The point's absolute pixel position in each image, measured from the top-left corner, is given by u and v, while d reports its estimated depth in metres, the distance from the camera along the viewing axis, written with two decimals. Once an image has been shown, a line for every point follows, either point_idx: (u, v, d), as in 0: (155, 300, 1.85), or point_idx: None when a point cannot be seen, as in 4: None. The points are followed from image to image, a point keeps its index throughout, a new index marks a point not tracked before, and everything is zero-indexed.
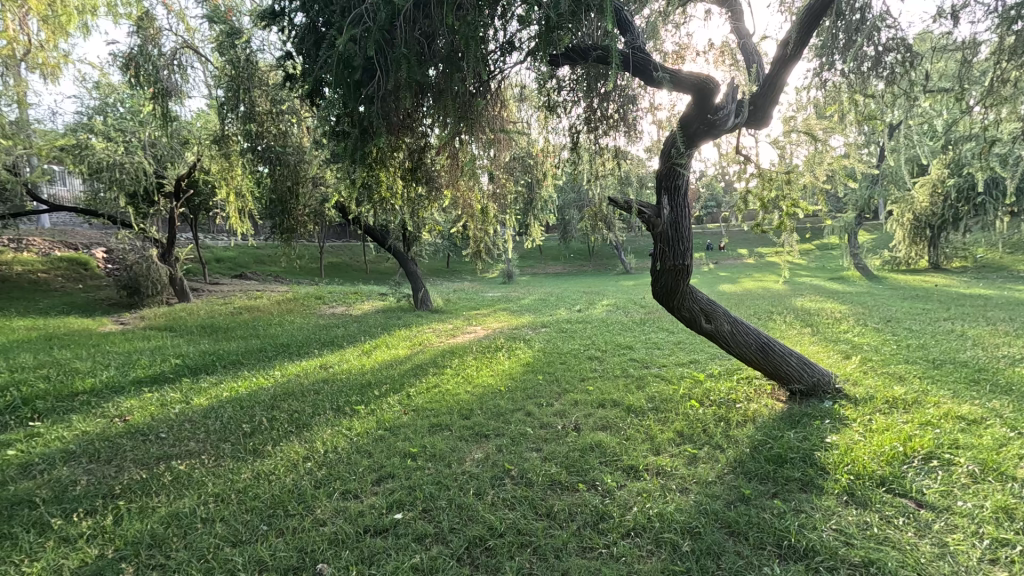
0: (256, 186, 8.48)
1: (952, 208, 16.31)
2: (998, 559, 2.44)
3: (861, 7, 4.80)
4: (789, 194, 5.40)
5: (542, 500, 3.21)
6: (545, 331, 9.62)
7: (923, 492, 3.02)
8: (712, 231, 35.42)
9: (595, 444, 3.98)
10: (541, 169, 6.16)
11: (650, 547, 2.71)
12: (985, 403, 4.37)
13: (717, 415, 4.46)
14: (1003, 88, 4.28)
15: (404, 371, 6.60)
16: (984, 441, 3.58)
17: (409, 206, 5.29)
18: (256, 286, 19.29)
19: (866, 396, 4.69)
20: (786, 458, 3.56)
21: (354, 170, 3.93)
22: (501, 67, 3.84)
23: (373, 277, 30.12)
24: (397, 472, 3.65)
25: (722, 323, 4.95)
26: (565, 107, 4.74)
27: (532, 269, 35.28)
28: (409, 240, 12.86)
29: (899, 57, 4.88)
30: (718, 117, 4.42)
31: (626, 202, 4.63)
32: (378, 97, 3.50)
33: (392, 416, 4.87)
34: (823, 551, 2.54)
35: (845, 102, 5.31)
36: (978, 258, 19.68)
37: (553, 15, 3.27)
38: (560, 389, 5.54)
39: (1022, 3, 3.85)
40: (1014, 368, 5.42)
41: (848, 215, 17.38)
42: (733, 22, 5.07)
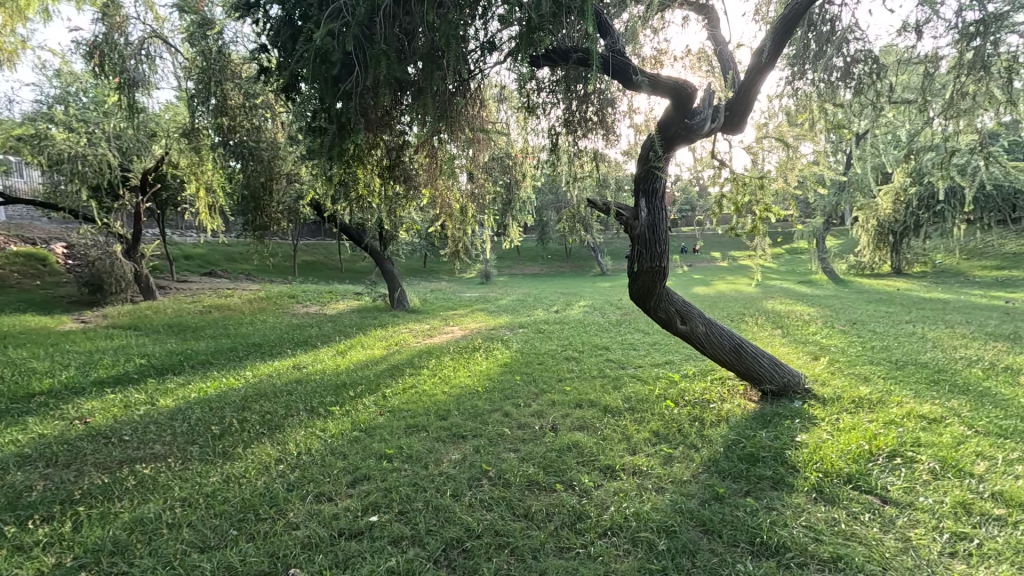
0: (227, 181, 8.28)
1: (913, 215, 16.99)
2: (957, 552, 2.55)
3: (831, 19, 4.97)
4: (761, 199, 5.54)
5: (519, 500, 3.21)
6: (523, 331, 9.67)
7: (887, 489, 3.13)
8: (686, 234, 36.12)
9: (572, 444, 4.00)
10: (519, 170, 6.18)
11: (627, 546, 2.73)
12: (944, 403, 4.57)
13: (691, 415, 4.54)
14: (962, 101, 4.48)
15: (380, 372, 6.53)
16: (944, 439, 3.73)
17: (386, 205, 5.24)
18: (226, 284, 18.77)
19: (833, 396, 4.84)
20: (757, 457, 3.65)
21: (331, 167, 3.87)
22: (481, 67, 3.83)
23: (349, 276, 29.72)
24: (372, 474, 3.60)
25: (697, 324, 5.04)
26: (545, 109, 4.76)
27: (510, 270, 35.39)
28: (386, 239, 12.72)
29: (866, 69, 5.06)
30: (694, 122, 4.49)
31: (605, 203, 4.67)
32: (356, 94, 3.44)
33: (368, 417, 4.81)
34: (793, 548, 2.61)
35: (815, 111, 5.48)
36: (937, 263, 20.56)
37: (534, 17, 3.28)
38: (538, 389, 5.56)
39: (981, 20, 4.04)
40: (970, 369, 5.67)
41: (816, 220, 17.96)
42: (710, 29, 5.18)
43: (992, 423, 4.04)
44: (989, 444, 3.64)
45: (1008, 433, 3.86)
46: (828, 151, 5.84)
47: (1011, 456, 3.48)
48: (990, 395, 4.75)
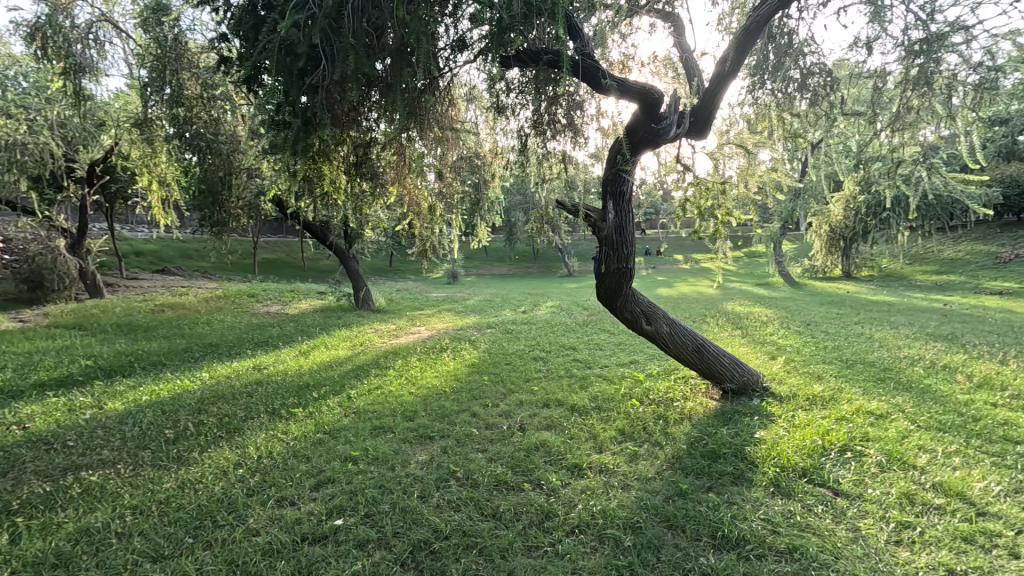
0: (183, 174, 7.94)
1: (862, 222, 17.77)
2: (902, 540, 2.70)
3: (789, 32, 5.19)
4: (723, 204, 5.71)
5: (487, 500, 3.20)
6: (490, 332, 9.65)
7: (839, 482, 3.29)
8: (650, 237, 36.99)
9: (540, 444, 4.02)
10: (488, 170, 6.18)
11: (594, 543, 2.77)
12: (890, 399, 4.83)
13: (656, 413, 4.64)
14: (907, 115, 4.75)
15: (345, 372, 6.39)
16: (890, 434, 3.95)
17: (353, 202, 5.13)
18: (180, 281, 17.96)
19: (789, 394, 5.05)
20: (719, 453, 3.76)
21: (295, 163, 3.76)
22: (451, 65, 3.81)
23: (311, 275, 28.98)
24: (337, 477, 3.52)
25: (661, 325, 5.15)
26: (514, 109, 4.75)
27: (477, 270, 35.28)
28: (351, 238, 12.47)
29: (821, 81, 5.30)
30: (661, 126, 4.59)
31: (574, 204, 4.73)
32: (322, 88, 3.37)
33: (332, 419, 4.70)
34: (753, 540, 2.70)
35: (773, 120, 5.70)
36: (884, 268, 21.72)
37: (505, 18, 3.30)
38: (506, 389, 5.57)
39: (925, 39, 4.30)
40: (913, 367, 6.02)
41: (774, 225, 18.70)
42: (676, 37, 5.32)
43: (932, 418, 4.30)
44: (930, 438, 3.87)
45: (946, 427, 4.12)
46: (785, 158, 6.08)
47: (950, 449, 3.71)
48: (931, 391, 5.05)
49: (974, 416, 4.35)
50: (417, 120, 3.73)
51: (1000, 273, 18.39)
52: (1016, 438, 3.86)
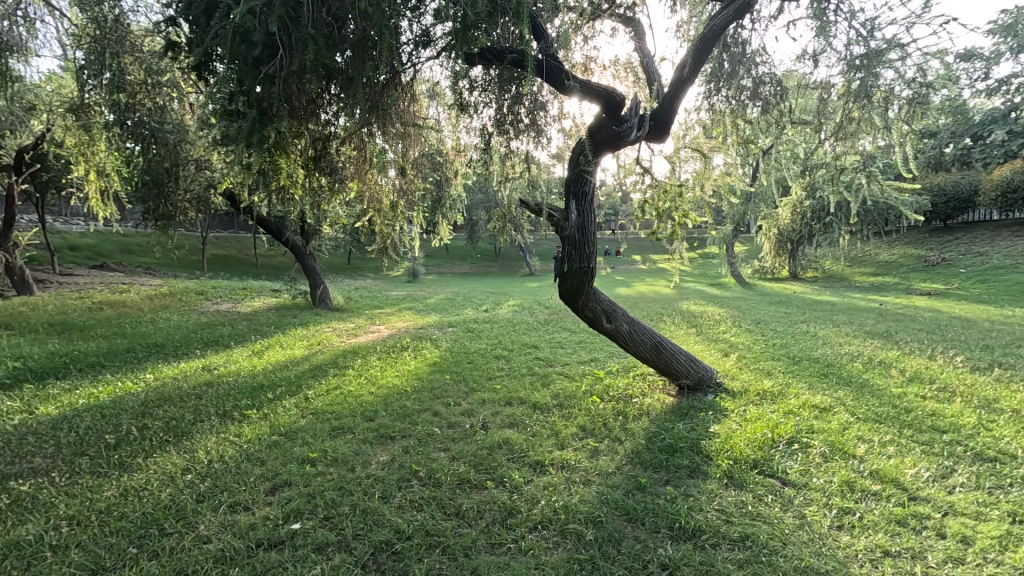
0: (125, 163, 7.48)
1: (808, 226, 18.98)
2: (844, 525, 2.86)
3: (742, 41, 5.39)
4: (680, 206, 5.89)
5: (450, 499, 3.18)
6: (452, 331, 9.59)
7: (787, 472, 3.45)
8: (610, 237, 37.72)
9: (502, 441, 4.02)
10: (450, 168, 6.13)
11: (556, 538, 2.80)
12: (832, 394, 5.11)
13: (616, 409, 4.74)
14: (848, 125, 5.03)
15: (302, 372, 6.20)
16: (833, 426, 4.19)
17: (310, 198, 4.97)
18: (121, 278, 16.93)
19: (741, 390, 5.26)
20: (676, 448, 3.87)
21: (251, 156, 3.62)
22: (414, 60, 3.77)
23: (265, 272, 27.93)
24: (294, 479, 3.42)
25: (621, 324, 5.25)
26: (476, 108, 4.70)
27: (439, 268, 34.98)
28: (309, 234, 12.09)
29: (772, 90, 5.54)
30: (622, 129, 4.67)
31: (537, 204, 4.76)
32: (280, 78, 3.26)
33: (288, 420, 4.56)
34: (707, 530, 2.80)
35: (728, 126, 5.92)
36: (827, 270, 22.92)
37: (469, 15, 3.30)
38: (468, 388, 5.55)
39: (865, 55, 4.58)
40: (854, 363, 6.40)
41: (727, 227, 19.45)
42: (636, 42, 5.44)
43: (870, 411, 4.59)
44: (868, 429, 4.13)
45: (882, 419, 4.40)
46: (738, 163, 6.31)
47: (885, 438, 3.96)
48: (869, 385, 5.39)
49: (906, 408, 4.67)
50: (379, 115, 3.66)
51: (929, 275, 19.79)
52: (943, 427, 4.17)
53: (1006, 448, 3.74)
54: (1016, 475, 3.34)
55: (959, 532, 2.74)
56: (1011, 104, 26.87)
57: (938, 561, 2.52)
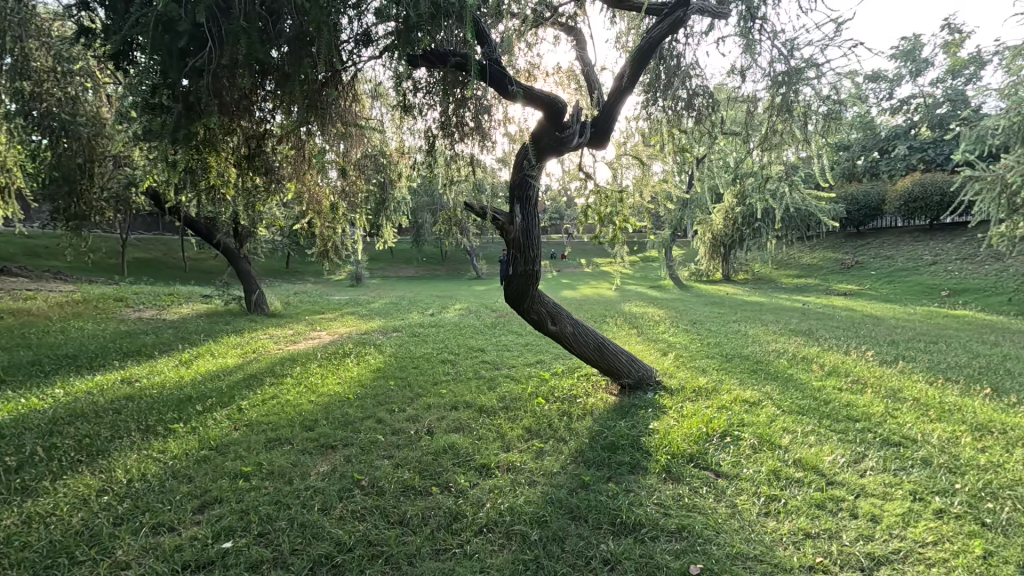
0: (28, 157, 6.85)
1: (738, 230, 20.15)
2: (770, 511, 3.05)
3: (677, 55, 5.66)
4: (621, 211, 6.11)
5: (394, 507, 3.11)
6: (396, 336, 9.39)
7: (720, 464, 3.64)
8: (555, 241, 38.40)
9: (448, 446, 3.98)
10: (394, 169, 6.02)
11: (502, 540, 2.81)
12: (761, 388, 5.44)
13: (561, 410, 4.81)
14: (773, 137, 5.27)
15: (235, 382, 5.86)
16: (761, 419, 4.45)
17: (243, 198, 4.72)
18: (25, 284, 15.39)
19: (679, 387, 5.48)
20: (618, 445, 3.98)
21: (177, 152, 3.39)
22: (355, 59, 3.68)
23: (194, 276, 26.26)
24: (225, 496, 3.23)
25: (566, 326, 5.35)
26: (421, 109, 4.61)
27: (384, 272, 34.26)
28: (243, 236, 11.49)
29: (704, 102, 5.81)
30: (565, 135, 4.75)
31: (481, 207, 4.77)
32: (208, 72, 3.08)
33: (219, 433, 4.29)
34: (647, 523, 2.90)
35: (664, 134, 6.18)
36: (756, 271, 24.39)
37: (412, 15, 3.26)
38: (413, 393, 5.46)
39: (787, 71, 4.85)
40: (780, 359, 6.84)
41: (665, 231, 20.32)
42: (577, 50, 5.57)
43: (794, 403, 4.92)
44: (792, 420, 4.43)
45: (804, 410, 4.74)
46: (674, 170, 6.59)
47: (807, 428, 4.27)
48: (792, 380, 5.78)
49: (824, 399, 5.05)
50: (317, 114, 3.54)
51: (844, 277, 21.49)
52: (856, 416, 4.54)
53: (907, 433, 4.13)
54: (916, 457, 3.69)
55: (869, 512, 2.98)
56: (910, 122, 29.82)
57: (852, 539, 2.74)
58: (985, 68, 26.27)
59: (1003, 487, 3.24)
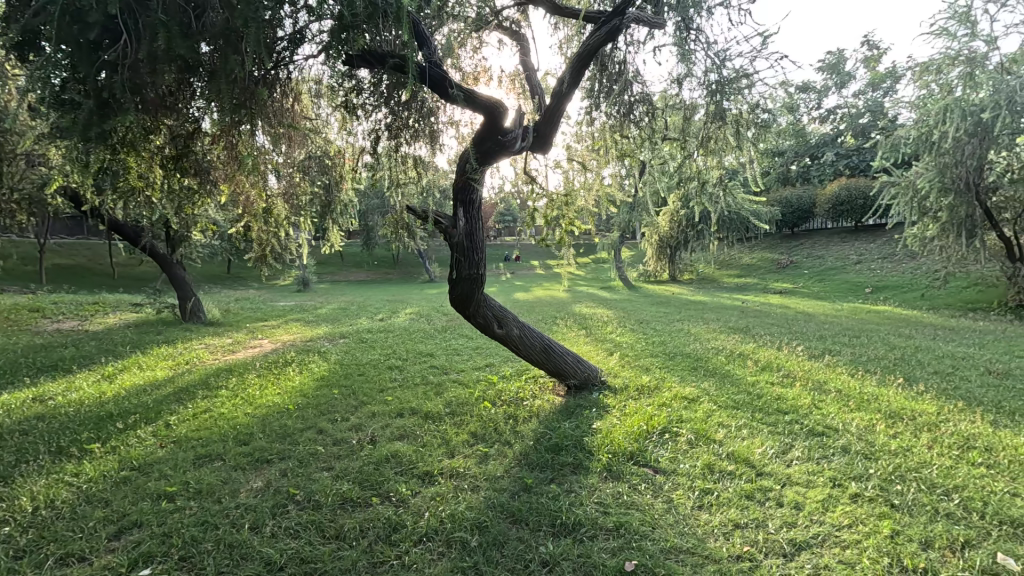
0: None
1: (683, 232, 20.97)
2: (703, 504, 3.17)
3: (619, 62, 5.81)
4: (567, 215, 6.24)
5: (330, 521, 3.03)
6: (342, 342, 9.15)
7: (658, 460, 3.75)
8: (509, 243, 38.66)
9: (391, 455, 3.91)
10: (340, 171, 5.82)
11: (441, 549, 2.78)
12: (699, 384, 5.67)
13: (507, 413, 4.83)
14: (709, 143, 5.52)
15: (163, 397, 5.52)
16: (698, 414, 4.64)
17: (170, 200, 4.47)
18: None
19: (623, 386, 5.63)
20: (562, 446, 4.03)
21: (90, 151, 3.18)
22: (290, 57, 3.54)
23: (125, 283, 24.64)
24: (146, 519, 3.03)
25: (512, 329, 5.38)
26: (363, 110, 4.52)
27: (334, 276, 33.38)
28: (175, 240, 10.87)
29: (645, 109, 5.99)
30: (508, 139, 4.72)
31: (423, 210, 4.72)
32: (123, 67, 2.89)
33: (142, 452, 4.03)
34: (586, 523, 2.95)
35: (608, 140, 6.36)
36: (700, 271, 25.41)
37: (347, 15, 3.18)
38: (357, 401, 5.32)
39: (721, 80, 5.06)
40: (718, 356, 7.15)
41: (614, 233, 20.90)
42: (522, 56, 5.63)
43: (729, 398, 5.15)
44: (727, 415, 4.64)
45: (738, 404, 4.97)
46: (620, 175, 6.76)
47: (740, 422, 4.48)
48: (729, 376, 6.05)
49: (758, 393, 5.32)
50: (247, 114, 3.37)
51: (780, 276, 22.74)
52: (785, 409, 4.80)
53: (829, 423, 4.41)
54: (836, 445, 3.94)
55: (793, 500, 3.16)
56: (837, 130, 32.06)
57: (776, 527, 2.90)
58: (900, 82, 28.54)
59: (910, 469, 3.52)
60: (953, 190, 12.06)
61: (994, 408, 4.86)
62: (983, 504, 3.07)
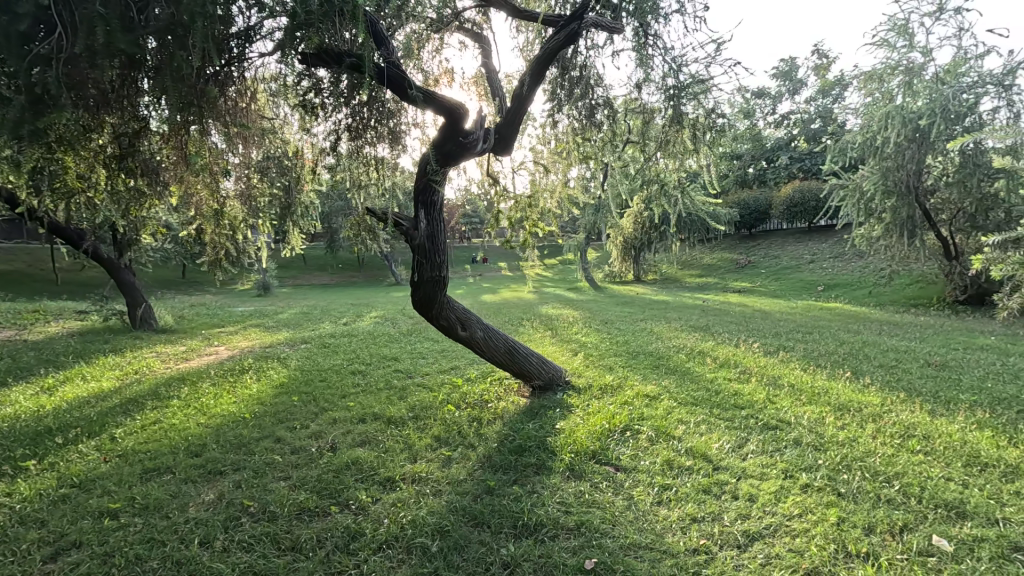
0: None
1: (647, 233, 21.39)
2: (663, 499, 3.24)
3: (580, 66, 5.87)
4: (530, 217, 6.29)
5: (286, 532, 2.94)
6: (304, 347, 8.93)
7: (620, 458, 3.81)
8: (476, 245, 38.58)
9: (351, 462, 3.83)
10: (299, 173, 5.68)
11: (401, 556, 2.74)
12: (660, 382, 5.80)
13: (471, 416, 4.81)
14: (667, 147, 5.64)
15: (108, 409, 5.24)
16: (659, 412, 4.74)
17: (113, 203, 4.26)
18: None
19: (586, 386, 5.69)
20: (525, 447, 4.05)
21: (23, 150, 2.98)
22: (242, 55, 3.43)
23: (68, 290, 23.29)
24: (87, 539, 2.88)
25: (476, 331, 5.37)
26: (321, 110, 4.42)
27: (296, 280, 32.49)
28: (123, 243, 10.37)
29: (606, 113, 6.07)
30: (469, 141, 4.70)
31: (383, 212, 4.65)
32: (58, 61, 2.72)
33: (83, 468, 3.82)
34: (548, 523, 2.97)
35: (571, 143, 6.43)
36: (664, 272, 25.99)
37: (301, 13, 3.11)
38: (317, 408, 5.19)
39: (679, 86, 5.16)
40: (679, 354, 7.33)
41: (580, 235, 21.14)
42: (484, 59, 5.64)
43: (689, 395, 5.28)
44: (686, 411, 4.76)
45: (696, 401, 5.11)
46: (583, 177, 6.85)
47: (698, 418, 4.60)
48: (689, 373, 6.21)
49: (716, 390, 5.47)
50: (196, 112, 3.25)
51: (739, 275, 23.50)
52: (741, 404, 4.95)
53: (783, 416, 4.57)
54: (788, 438, 4.09)
55: (748, 492, 3.27)
56: (790, 135, 33.42)
57: (731, 519, 2.99)
58: (847, 89, 29.90)
59: (855, 458, 3.69)
60: (895, 192, 12.76)
61: (932, 398, 5.15)
62: (920, 489, 3.25)
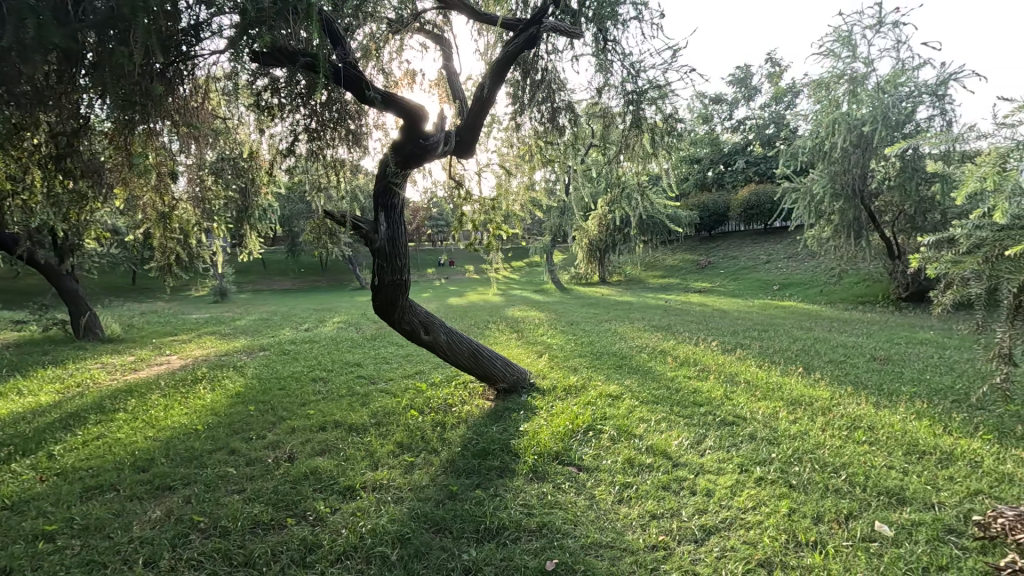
0: None
1: (611, 235, 21.74)
2: (624, 497, 3.29)
3: (542, 70, 5.90)
4: (493, 219, 6.27)
5: (239, 548, 2.84)
6: (262, 355, 8.64)
7: (582, 458, 3.85)
8: (442, 248, 38.34)
9: (309, 472, 3.72)
10: (256, 174, 5.51)
11: (360, 566, 2.69)
12: (623, 382, 5.89)
13: (434, 421, 4.76)
14: (627, 150, 5.74)
15: (46, 425, 4.94)
16: (621, 411, 4.81)
17: (50, 206, 4.03)
18: None
19: (550, 387, 5.72)
20: (488, 450, 4.03)
21: None
22: (190, 53, 3.31)
23: (5, 298, 21.83)
24: (18, 564, 2.70)
25: (439, 334, 5.33)
26: (276, 111, 4.30)
27: (256, 285, 31.46)
28: (64, 249, 9.81)
29: (569, 117, 6.08)
30: (429, 143, 4.67)
31: (342, 215, 4.52)
32: None
33: (16, 489, 3.58)
34: (510, 526, 2.97)
35: (534, 146, 6.46)
36: (628, 273, 26.47)
37: (251, 10, 3.02)
38: (275, 417, 5.04)
39: (637, 91, 5.22)
40: (641, 354, 7.47)
41: (545, 237, 21.31)
42: (446, 61, 5.61)
43: (651, 394, 5.39)
44: (647, 410, 4.85)
45: (657, 399, 5.22)
46: (546, 180, 6.89)
47: (659, 416, 4.70)
48: (651, 372, 6.33)
49: (676, 388, 5.60)
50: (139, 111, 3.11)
51: (700, 276, 24.18)
52: (700, 401, 5.09)
53: (738, 412, 4.73)
54: (744, 433, 4.23)
55: (705, 487, 3.36)
56: (746, 140, 34.70)
57: (689, 514, 3.06)
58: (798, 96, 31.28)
59: (806, 451, 3.85)
60: (842, 195, 13.43)
61: (876, 391, 5.42)
62: (865, 478, 3.42)
